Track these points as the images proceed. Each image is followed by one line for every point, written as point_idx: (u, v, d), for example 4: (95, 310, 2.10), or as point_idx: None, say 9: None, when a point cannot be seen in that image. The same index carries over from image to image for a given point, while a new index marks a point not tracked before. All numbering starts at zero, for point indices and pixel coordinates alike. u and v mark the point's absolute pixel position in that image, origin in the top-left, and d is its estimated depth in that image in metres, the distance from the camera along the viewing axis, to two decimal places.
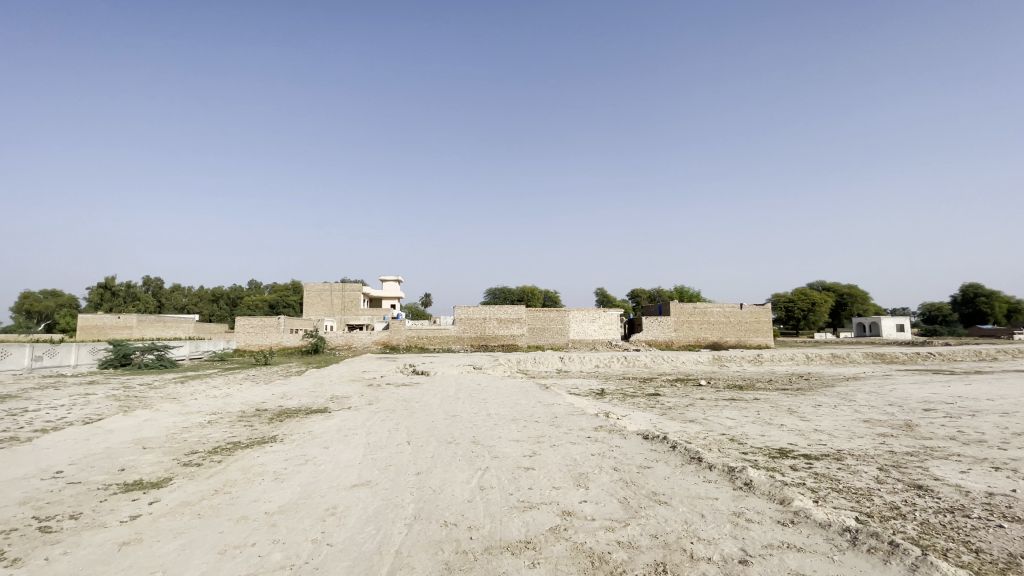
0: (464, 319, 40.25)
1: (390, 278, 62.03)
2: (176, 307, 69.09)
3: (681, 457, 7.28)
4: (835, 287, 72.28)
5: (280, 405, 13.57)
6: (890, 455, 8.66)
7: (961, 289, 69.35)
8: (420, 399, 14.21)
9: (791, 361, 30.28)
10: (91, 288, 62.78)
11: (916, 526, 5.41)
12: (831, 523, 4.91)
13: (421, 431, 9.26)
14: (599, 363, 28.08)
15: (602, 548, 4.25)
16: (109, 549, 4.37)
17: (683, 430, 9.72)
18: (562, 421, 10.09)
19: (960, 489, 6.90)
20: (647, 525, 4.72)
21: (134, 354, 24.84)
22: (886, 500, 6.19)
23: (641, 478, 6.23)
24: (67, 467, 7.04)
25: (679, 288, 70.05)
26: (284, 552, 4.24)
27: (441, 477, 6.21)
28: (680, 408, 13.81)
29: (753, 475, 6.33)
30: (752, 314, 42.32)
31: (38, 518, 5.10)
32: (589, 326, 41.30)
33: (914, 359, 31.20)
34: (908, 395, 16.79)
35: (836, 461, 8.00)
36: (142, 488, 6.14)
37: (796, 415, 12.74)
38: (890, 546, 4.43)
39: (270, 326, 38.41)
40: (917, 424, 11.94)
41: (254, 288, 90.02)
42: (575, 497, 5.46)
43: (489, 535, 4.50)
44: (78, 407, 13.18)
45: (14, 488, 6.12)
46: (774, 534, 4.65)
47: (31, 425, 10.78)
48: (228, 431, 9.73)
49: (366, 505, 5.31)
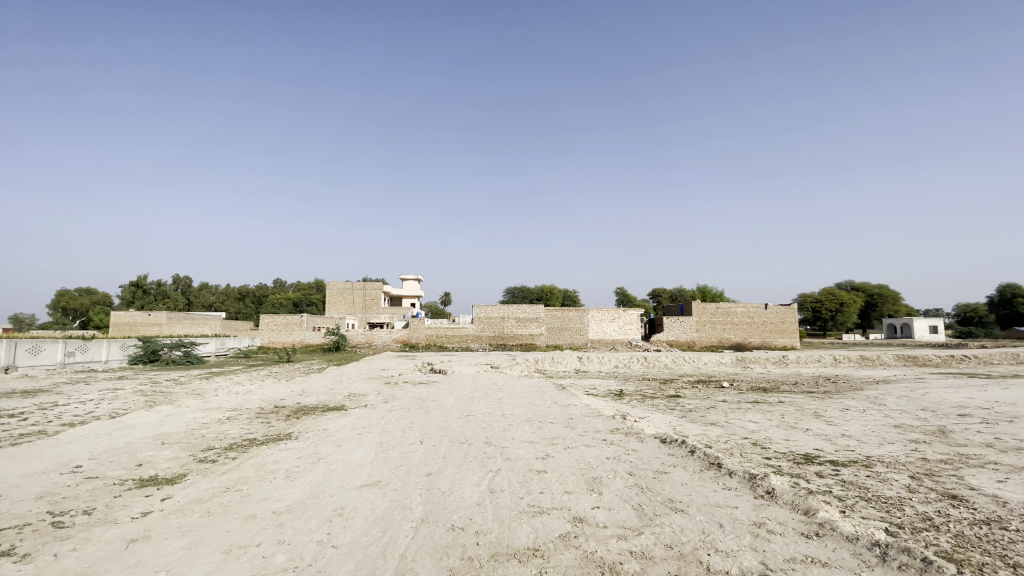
0: (482, 318, 40.30)
1: (410, 278, 62.47)
2: (203, 305, 71.32)
3: (701, 463, 7.01)
4: (864, 286, 70.08)
5: (298, 402, 13.67)
6: (923, 463, 8.23)
7: (998, 289, 66.47)
8: (435, 397, 14.09)
9: (817, 363, 29.45)
10: (124, 287, 64.77)
11: (950, 539, 5.10)
12: (858, 537, 4.61)
13: (433, 430, 9.20)
14: (619, 363, 27.75)
15: (614, 558, 4.07)
16: (117, 546, 4.36)
17: (703, 434, 9.44)
18: (579, 423, 9.92)
19: (997, 499, 6.50)
20: (661, 535, 4.52)
21: (162, 350, 25.44)
22: (918, 511, 5.87)
23: (656, 484, 6.01)
24: (86, 462, 7.17)
25: (701, 287, 68.68)
26: (288, 553, 4.17)
27: (451, 478, 6.13)
28: (701, 410, 13.50)
29: (776, 482, 6.04)
30: (777, 314, 41.32)
31: (53, 513, 5.16)
32: (609, 326, 41.01)
33: (949, 361, 30.03)
34: (942, 399, 16.07)
35: (864, 469, 7.65)
36: (156, 484, 6.19)
37: (823, 420, 12.29)
38: (924, 564, 4.09)
39: (293, 324, 38.99)
40: (952, 429, 11.36)
41: (279, 288, 91.86)
42: (587, 503, 5.27)
43: (497, 542, 4.35)
44: (105, 402, 13.51)
45: (36, 481, 6.28)
46: (798, 547, 4.39)
47: (60, 419, 11.06)
48: (246, 427, 9.81)
49: (375, 506, 5.26)
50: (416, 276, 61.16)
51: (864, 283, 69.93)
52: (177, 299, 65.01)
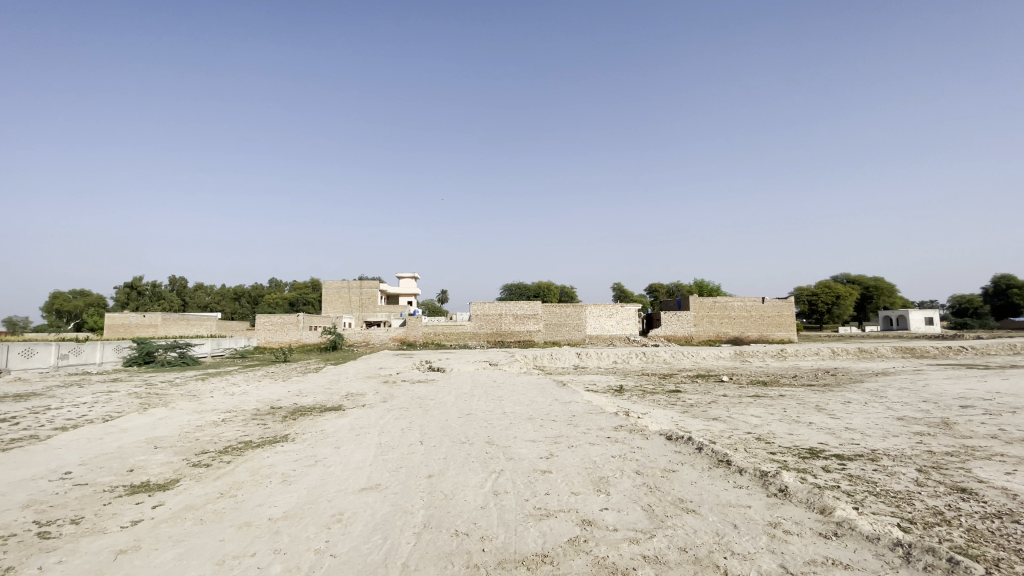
0: (480, 315, 40.14)
1: (407, 275, 62.29)
2: (199, 306, 70.93)
3: (708, 461, 6.83)
4: (860, 278, 70.50)
5: (294, 403, 13.44)
6: (930, 456, 8.10)
7: (993, 280, 66.90)
8: (434, 396, 13.89)
9: (816, 357, 29.41)
10: (118, 288, 64.12)
11: (963, 534, 4.94)
12: (879, 536, 4.43)
13: (433, 430, 9.00)
14: (617, 359, 27.58)
15: (626, 563, 3.89)
16: (105, 558, 4.16)
17: (706, 430, 9.28)
18: (581, 420, 9.71)
19: (1007, 492, 6.34)
20: (674, 537, 4.35)
21: (157, 351, 25.22)
22: (928, 505, 5.74)
23: (665, 483, 5.83)
24: (76, 467, 6.97)
25: (699, 283, 68.84)
26: (284, 564, 3.97)
27: (453, 481, 5.93)
28: (703, 405, 13.33)
29: (788, 479, 5.88)
30: (774, 308, 41.22)
31: (40, 523, 4.95)
32: (606, 322, 41.11)
33: (947, 353, 30.04)
34: (943, 390, 15.96)
35: (871, 462, 7.53)
36: (148, 490, 5.99)
37: (826, 413, 12.14)
38: (951, 564, 3.93)
39: (290, 323, 38.62)
40: (956, 422, 11.22)
41: (276, 287, 91.16)
42: (595, 505, 5.08)
43: (504, 548, 4.16)
44: (98, 406, 13.24)
45: (23, 489, 6.03)
46: (817, 548, 4.23)
47: (51, 423, 10.79)
48: (242, 430, 9.57)
49: (374, 511, 5.06)
50: (414, 274, 61.00)
51: (859, 276, 70.14)
52: (172, 300, 64.48)
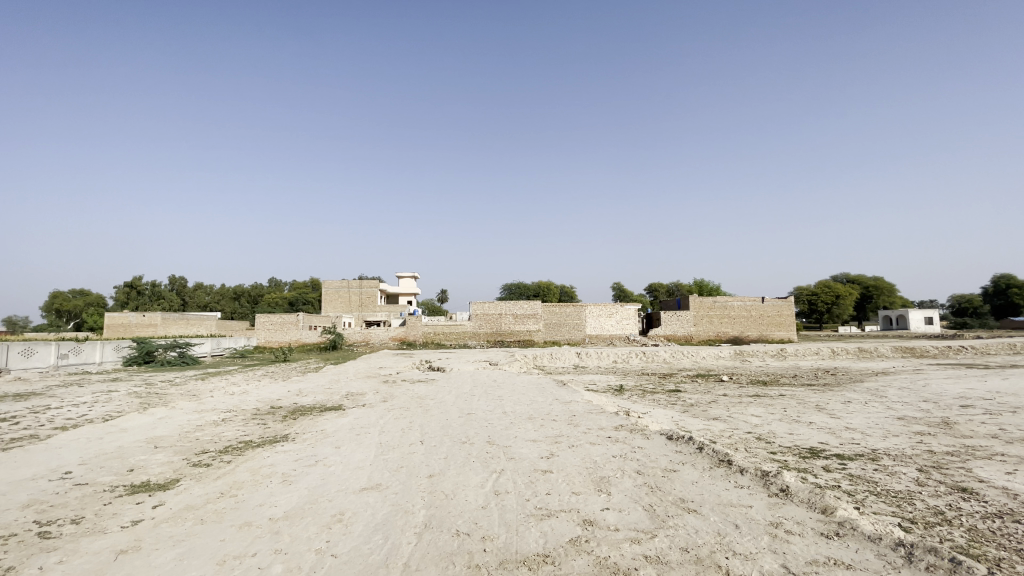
0: (480, 315, 40.16)
1: (407, 275, 62.30)
2: (199, 305, 70.96)
3: (709, 460, 6.83)
4: (860, 278, 70.55)
5: (294, 403, 13.43)
6: (930, 455, 8.09)
7: (993, 280, 66.94)
8: (434, 396, 13.90)
9: (816, 356, 29.42)
10: (118, 288, 64.09)
11: (964, 534, 4.94)
12: (880, 536, 4.43)
13: (433, 430, 9.00)
14: (618, 359, 27.58)
15: (628, 563, 3.89)
16: (105, 558, 4.15)
17: (707, 429, 9.26)
18: (581, 420, 9.70)
19: (1007, 492, 6.33)
20: (675, 537, 4.35)
21: (157, 351, 25.19)
22: (929, 505, 5.74)
23: (666, 483, 5.82)
24: (76, 467, 6.96)
25: (698, 283, 68.88)
26: (285, 564, 3.96)
27: (453, 480, 5.92)
28: (703, 405, 13.32)
29: (789, 479, 5.87)
30: (774, 307, 41.22)
31: (40, 522, 4.94)
32: (606, 321, 41.09)
33: (947, 353, 30.04)
34: (943, 390, 15.96)
35: (872, 462, 7.53)
36: (149, 490, 5.98)
37: (825, 413, 12.14)
38: (953, 564, 3.93)
39: (290, 323, 38.60)
40: (956, 421, 11.22)
41: (275, 287, 91.14)
42: (596, 505, 5.07)
43: (505, 548, 4.15)
44: (97, 405, 13.21)
45: (23, 489, 6.01)
46: (818, 548, 4.22)
47: (50, 423, 10.76)
48: (242, 429, 9.56)
49: (374, 511, 5.05)
50: (414, 274, 61.00)
51: (859, 275, 70.19)
52: (172, 300, 64.43)
